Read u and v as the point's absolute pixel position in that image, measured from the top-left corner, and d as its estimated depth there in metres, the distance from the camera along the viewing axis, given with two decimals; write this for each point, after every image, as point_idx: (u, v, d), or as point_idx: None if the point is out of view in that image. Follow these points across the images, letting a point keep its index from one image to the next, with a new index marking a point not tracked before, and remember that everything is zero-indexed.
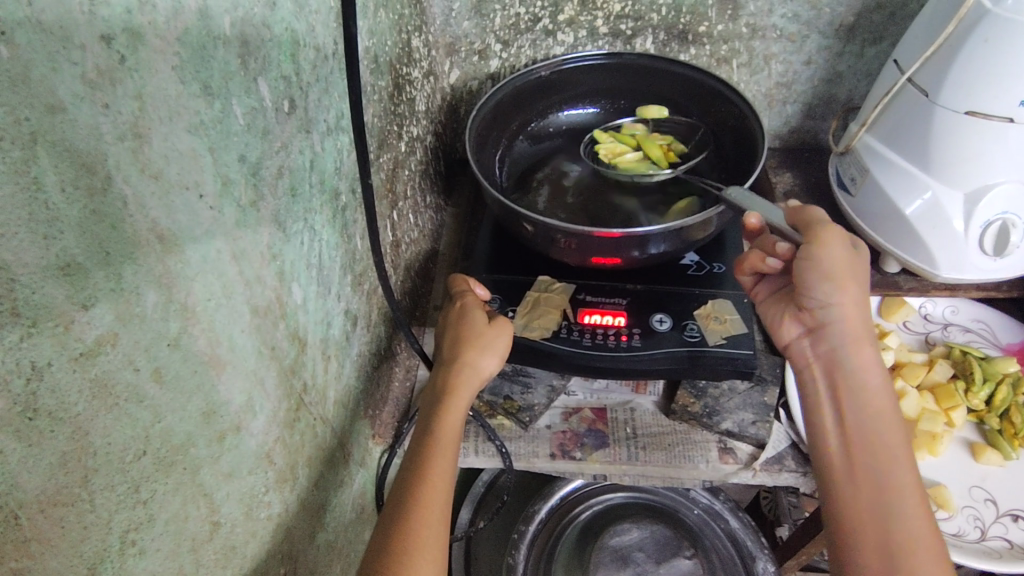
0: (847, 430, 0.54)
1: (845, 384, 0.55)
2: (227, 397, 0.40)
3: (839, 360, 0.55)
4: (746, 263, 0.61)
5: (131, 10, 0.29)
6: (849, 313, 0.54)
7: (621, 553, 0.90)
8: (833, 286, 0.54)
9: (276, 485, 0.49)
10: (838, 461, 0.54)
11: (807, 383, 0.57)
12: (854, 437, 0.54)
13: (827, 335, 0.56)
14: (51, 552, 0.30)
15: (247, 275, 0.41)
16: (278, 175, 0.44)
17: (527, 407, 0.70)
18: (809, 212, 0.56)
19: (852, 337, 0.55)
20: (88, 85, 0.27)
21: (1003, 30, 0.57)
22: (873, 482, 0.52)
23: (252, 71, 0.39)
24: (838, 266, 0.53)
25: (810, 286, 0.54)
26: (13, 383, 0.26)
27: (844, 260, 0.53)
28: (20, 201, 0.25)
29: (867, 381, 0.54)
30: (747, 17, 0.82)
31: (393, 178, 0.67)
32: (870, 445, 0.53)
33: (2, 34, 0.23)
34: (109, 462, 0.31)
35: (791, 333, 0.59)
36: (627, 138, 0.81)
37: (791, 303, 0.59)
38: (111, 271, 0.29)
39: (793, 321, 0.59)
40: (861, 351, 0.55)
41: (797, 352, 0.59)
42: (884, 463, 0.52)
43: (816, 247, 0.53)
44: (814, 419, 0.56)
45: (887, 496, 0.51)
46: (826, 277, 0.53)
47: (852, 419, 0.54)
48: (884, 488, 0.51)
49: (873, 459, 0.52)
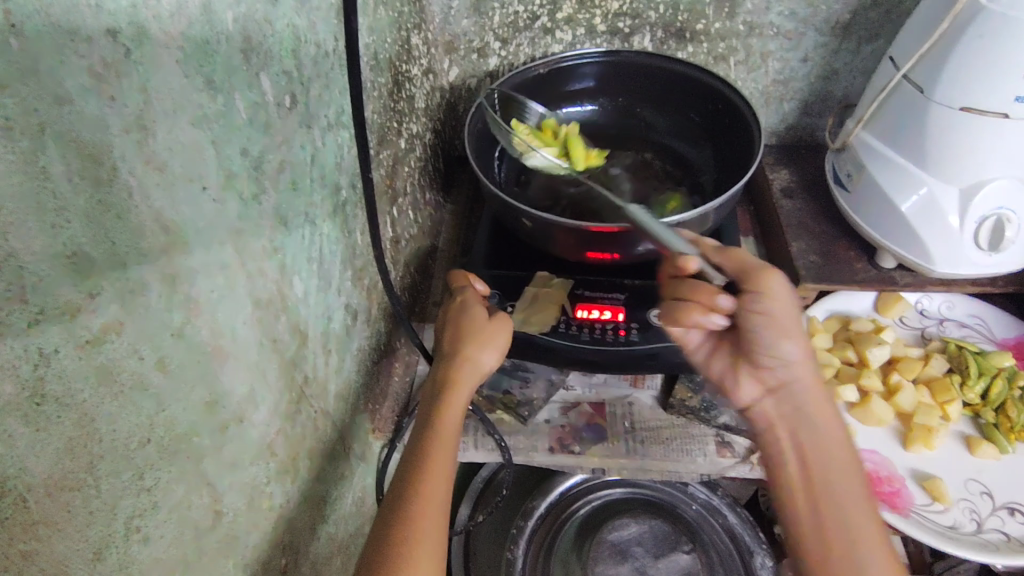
0: (813, 480, 0.53)
1: (807, 437, 0.55)
2: (230, 388, 0.41)
3: (802, 416, 0.56)
4: (688, 318, 0.54)
5: (137, 5, 0.29)
6: (804, 365, 0.56)
7: (620, 549, 0.90)
8: (788, 337, 0.55)
9: (278, 476, 0.50)
10: (803, 509, 0.53)
11: (772, 442, 0.57)
12: (820, 487, 0.53)
13: (787, 392, 0.56)
14: (59, 536, 0.30)
15: (250, 268, 0.41)
16: (280, 169, 0.44)
17: (526, 401, 0.71)
18: (742, 256, 0.55)
19: (810, 391, 0.56)
20: (95, 77, 0.27)
21: (996, 27, 0.58)
22: (842, 530, 0.51)
23: (254, 66, 0.40)
24: (788, 314, 0.54)
25: (766, 338, 0.55)
26: (22, 368, 0.26)
27: (796, 310, 0.54)
28: (29, 190, 0.25)
29: (830, 434, 0.55)
30: (744, 14, 0.82)
31: (393, 174, 0.67)
32: (835, 491, 0.52)
33: (14, 26, 0.24)
34: (114, 449, 0.32)
35: (749, 393, 0.58)
36: (546, 133, 0.80)
37: (743, 360, 0.58)
38: (117, 260, 0.30)
39: (750, 381, 0.58)
40: (819, 404, 0.56)
41: (757, 412, 0.58)
42: (850, 506, 0.52)
43: (763, 295, 0.53)
44: (780, 475, 0.55)
45: (852, 541, 0.50)
46: (780, 327, 0.54)
47: (819, 471, 0.53)
48: (850, 532, 0.50)
49: (839, 507, 0.52)
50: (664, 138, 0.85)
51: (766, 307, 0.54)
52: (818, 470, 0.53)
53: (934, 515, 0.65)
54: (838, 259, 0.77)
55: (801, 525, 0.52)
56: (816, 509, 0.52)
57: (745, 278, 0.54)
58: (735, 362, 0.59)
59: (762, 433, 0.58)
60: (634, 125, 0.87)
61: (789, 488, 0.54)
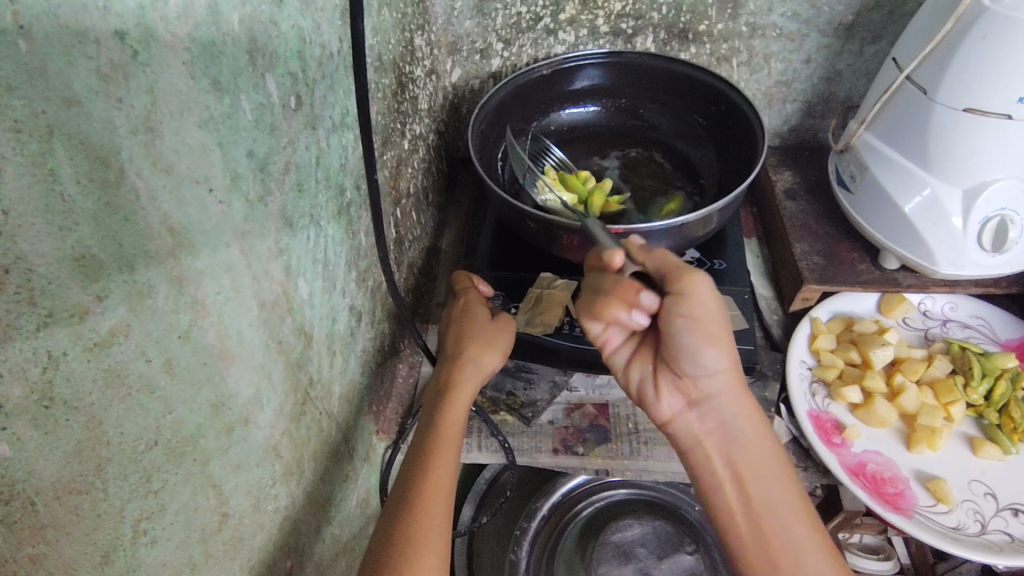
0: (752, 499, 0.51)
1: (737, 452, 0.52)
2: (236, 390, 0.41)
3: (730, 431, 0.52)
4: (606, 314, 0.48)
5: (144, 7, 0.29)
6: (728, 373, 0.52)
7: (624, 550, 0.90)
8: (713, 346, 0.50)
9: (283, 478, 0.49)
10: (746, 531, 0.51)
11: (700, 459, 0.53)
12: (758, 505, 0.51)
13: (713, 404, 0.52)
14: (67, 539, 0.30)
15: (256, 270, 0.41)
16: (285, 170, 0.44)
17: (530, 402, 0.72)
18: (668, 258, 0.49)
19: (735, 400, 0.52)
20: (102, 79, 0.27)
21: (999, 28, 0.58)
22: (787, 552, 0.49)
23: (260, 67, 0.40)
24: (713, 321, 0.49)
25: (691, 350, 0.50)
26: (31, 371, 0.26)
27: (723, 314, 0.49)
28: (38, 191, 0.25)
29: (758, 445, 0.52)
30: (746, 15, 0.82)
31: (397, 176, 0.67)
32: (773, 507, 0.50)
33: (22, 27, 0.24)
34: (122, 452, 0.32)
35: (671, 406, 0.54)
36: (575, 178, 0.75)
37: (664, 370, 0.53)
38: (124, 263, 0.30)
39: (670, 393, 0.54)
40: (744, 414, 0.52)
41: (680, 426, 0.54)
42: (788, 525, 0.50)
43: (691, 298, 0.47)
44: (713, 494, 0.52)
45: (799, 558, 0.49)
46: (708, 338, 0.49)
47: (755, 487, 0.51)
48: (795, 549, 0.49)
49: (780, 522, 0.50)
50: (667, 138, 0.85)
51: (694, 315, 0.48)
52: (752, 486, 0.51)
53: (939, 516, 0.65)
54: (840, 260, 0.77)
55: (745, 547, 0.50)
56: (759, 534, 0.50)
57: (669, 278, 0.48)
58: (656, 373, 0.54)
59: (688, 448, 0.54)
60: (638, 124, 0.87)
61: (726, 510, 0.51)
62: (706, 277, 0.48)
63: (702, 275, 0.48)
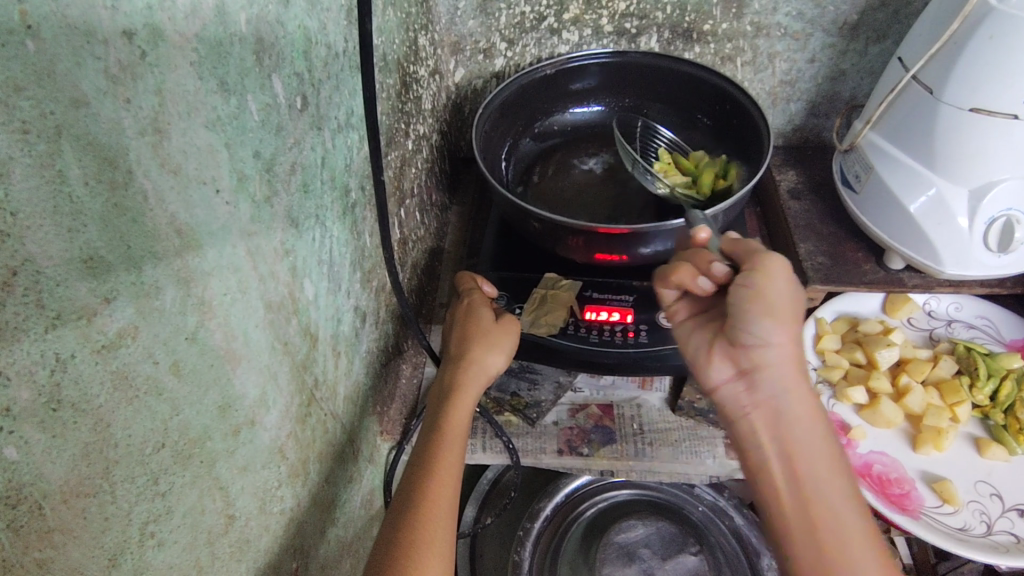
0: (799, 478, 0.49)
1: (788, 430, 0.50)
2: (242, 391, 0.41)
3: (780, 408, 0.50)
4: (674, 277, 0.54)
5: (152, 6, 0.29)
6: (788, 351, 0.50)
7: (627, 550, 0.90)
8: (773, 320, 0.49)
9: (289, 479, 0.49)
10: (790, 510, 0.49)
11: (746, 431, 0.52)
12: (805, 484, 0.49)
13: (765, 379, 0.50)
14: (74, 543, 0.30)
15: (262, 271, 0.41)
16: (291, 171, 0.44)
17: (534, 403, 0.71)
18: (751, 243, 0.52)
19: (790, 379, 0.50)
20: (111, 79, 0.27)
21: (1006, 27, 0.58)
22: (831, 533, 0.47)
23: (266, 67, 0.40)
24: (780, 298, 0.48)
25: (748, 322, 0.49)
26: (38, 374, 0.26)
27: (789, 293, 0.49)
28: (46, 193, 0.25)
29: (812, 428, 0.50)
30: (751, 15, 0.82)
31: (401, 175, 0.67)
32: (822, 493, 0.49)
33: (30, 28, 0.24)
34: (129, 454, 0.32)
35: (721, 375, 0.53)
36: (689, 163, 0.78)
37: (722, 340, 0.54)
38: (131, 264, 0.30)
39: (722, 363, 0.53)
40: (800, 396, 0.50)
41: (728, 396, 0.53)
42: (834, 507, 0.48)
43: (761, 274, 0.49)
44: (759, 466, 0.51)
45: (845, 547, 0.47)
46: (767, 311, 0.49)
47: (804, 468, 0.49)
48: (843, 538, 0.47)
49: (828, 509, 0.48)
50: (670, 136, 0.85)
51: (758, 285, 0.48)
52: (801, 466, 0.49)
53: (944, 517, 0.65)
54: (845, 260, 0.77)
55: (787, 526, 0.49)
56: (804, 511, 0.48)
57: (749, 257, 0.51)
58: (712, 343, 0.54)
59: (735, 419, 0.53)
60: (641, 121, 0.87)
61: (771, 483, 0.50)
62: (777, 258, 0.49)
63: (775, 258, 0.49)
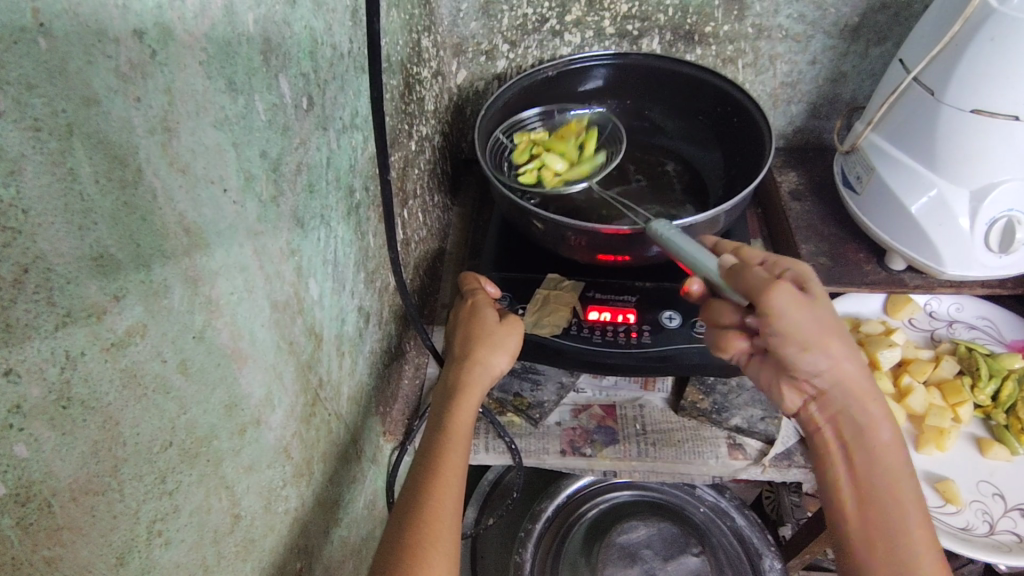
0: (859, 485, 0.51)
1: (852, 443, 0.52)
2: (249, 390, 0.41)
3: (846, 421, 0.52)
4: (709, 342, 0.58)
5: (162, 6, 0.29)
6: (841, 367, 0.51)
7: (629, 551, 0.91)
8: (809, 352, 0.50)
9: (294, 479, 0.49)
10: (852, 515, 0.51)
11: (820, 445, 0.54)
12: (864, 487, 0.51)
13: (829, 399, 0.52)
14: (83, 541, 0.30)
15: (269, 271, 0.41)
16: (297, 171, 0.44)
17: (538, 403, 0.70)
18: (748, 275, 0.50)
19: (854, 394, 0.51)
20: (121, 78, 0.27)
21: (1007, 29, 0.58)
22: (887, 531, 0.49)
23: (273, 67, 0.40)
24: (806, 330, 0.49)
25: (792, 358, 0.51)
26: (48, 371, 0.26)
27: (810, 321, 0.49)
28: (56, 191, 0.25)
29: (877, 435, 0.51)
30: (752, 17, 0.82)
31: (404, 176, 0.67)
32: (882, 497, 0.50)
33: (42, 25, 0.24)
34: (138, 452, 0.32)
35: (794, 402, 0.55)
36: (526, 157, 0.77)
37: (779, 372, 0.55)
38: (141, 262, 0.30)
39: (791, 390, 0.54)
40: (864, 406, 0.52)
41: (806, 420, 0.55)
42: (893, 509, 0.50)
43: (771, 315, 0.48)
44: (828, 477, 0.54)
45: (899, 546, 0.49)
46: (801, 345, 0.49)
47: (865, 472, 0.51)
48: (898, 539, 0.49)
49: (883, 511, 0.50)
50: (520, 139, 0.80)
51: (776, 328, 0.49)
52: (866, 476, 0.51)
53: (947, 516, 0.65)
54: (845, 260, 0.77)
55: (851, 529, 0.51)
56: (863, 514, 0.51)
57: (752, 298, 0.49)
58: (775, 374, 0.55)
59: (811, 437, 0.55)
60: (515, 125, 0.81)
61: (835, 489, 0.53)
62: (781, 293, 0.48)
63: (785, 286, 0.48)
